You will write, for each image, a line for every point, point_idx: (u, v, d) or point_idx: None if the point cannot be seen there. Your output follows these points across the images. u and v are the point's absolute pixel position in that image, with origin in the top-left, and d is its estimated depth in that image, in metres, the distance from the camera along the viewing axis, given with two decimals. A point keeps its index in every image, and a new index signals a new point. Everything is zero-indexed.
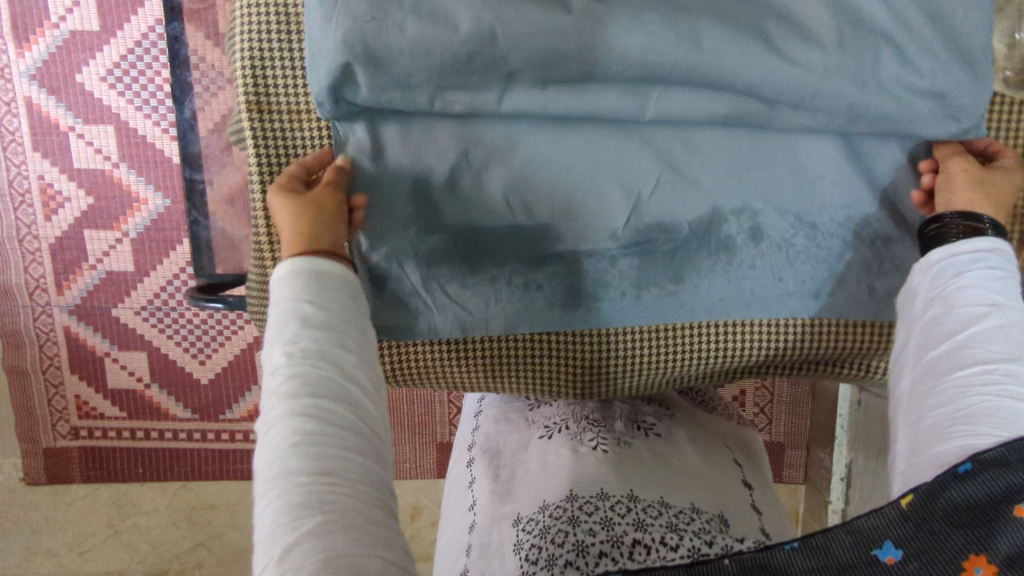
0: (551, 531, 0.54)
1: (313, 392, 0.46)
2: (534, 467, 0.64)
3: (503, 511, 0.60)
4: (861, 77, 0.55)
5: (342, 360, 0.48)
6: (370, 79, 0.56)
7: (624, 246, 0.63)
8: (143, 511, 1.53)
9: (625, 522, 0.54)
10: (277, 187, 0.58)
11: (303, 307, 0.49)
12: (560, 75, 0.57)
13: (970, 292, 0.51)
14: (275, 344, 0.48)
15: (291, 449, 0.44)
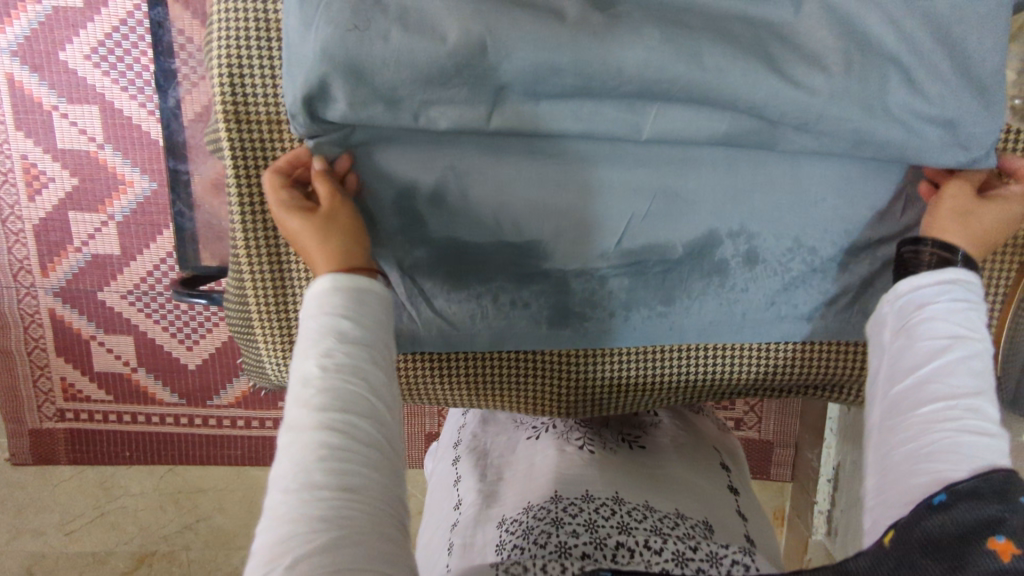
0: (534, 532, 0.53)
1: (343, 407, 0.44)
2: (520, 469, 0.64)
3: (487, 513, 0.59)
4: (868, 103, 0.53)
5: (373, 380, 0.46)
6: (350, 92, 0.54)
7: (614, 266, 0.62)
8: (130, 493, 1.53)
9: (609, 526, 0.52)
10: (283, 208, 0.56)
11: (339, 321, 0.47)
12: (555, 87, 0.55)
13: (938, 322, 0.49)
14: (308, 354, 0.46)
15: (317, 464, 0.42)
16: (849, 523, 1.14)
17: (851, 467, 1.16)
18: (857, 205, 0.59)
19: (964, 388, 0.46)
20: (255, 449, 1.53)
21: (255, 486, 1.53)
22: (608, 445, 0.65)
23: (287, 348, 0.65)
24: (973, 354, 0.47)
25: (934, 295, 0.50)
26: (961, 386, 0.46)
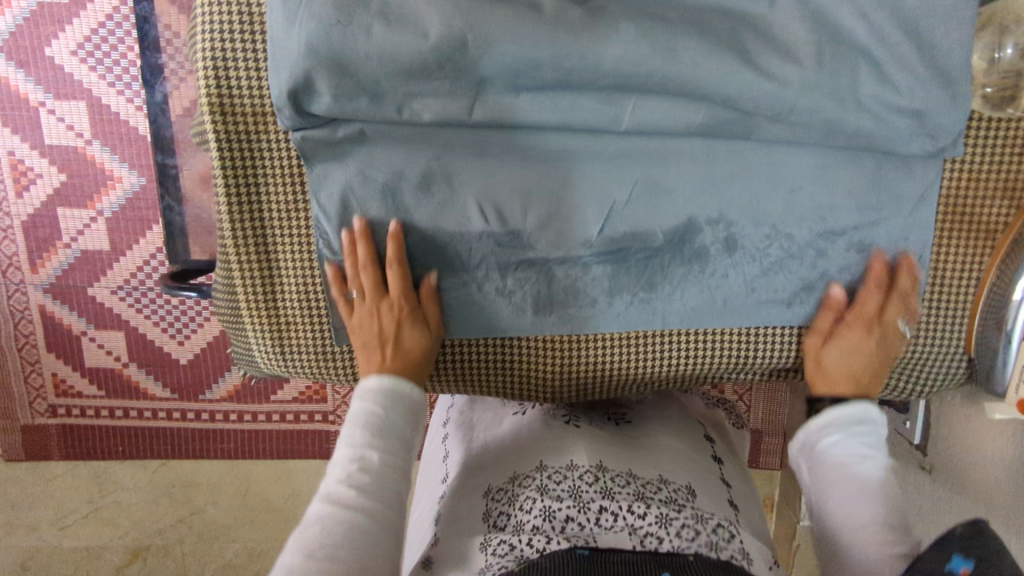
0: (514, 500, 0.58)
1: (372, 497, 0.54)
2: (500, 440, 0.68)
3: (472, 483, 0.63)
4: (839, 94, 0.54)
5: (397, 485, 0.57)
6: (334, 85, 0.55)
7: (597, 254, 0.63)
8: (124, 488, 1.54)
9: (593, 489, 0.57)
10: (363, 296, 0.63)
11: (380, 428, 0.58)
12: (534, 81, 0.55)
13: (837, 446, 0.57)
14: (349, 449, 0.57)
15: (338, 534, 0.51)
16: None
17: None
18: (836, 194, 0.60)
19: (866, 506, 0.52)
20: (246, 442, 1.53)
21: (248, 480, 1.53)
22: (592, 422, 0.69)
23: (275, 335, 0.67)
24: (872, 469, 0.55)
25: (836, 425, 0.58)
26: (867, 506, 0.52)
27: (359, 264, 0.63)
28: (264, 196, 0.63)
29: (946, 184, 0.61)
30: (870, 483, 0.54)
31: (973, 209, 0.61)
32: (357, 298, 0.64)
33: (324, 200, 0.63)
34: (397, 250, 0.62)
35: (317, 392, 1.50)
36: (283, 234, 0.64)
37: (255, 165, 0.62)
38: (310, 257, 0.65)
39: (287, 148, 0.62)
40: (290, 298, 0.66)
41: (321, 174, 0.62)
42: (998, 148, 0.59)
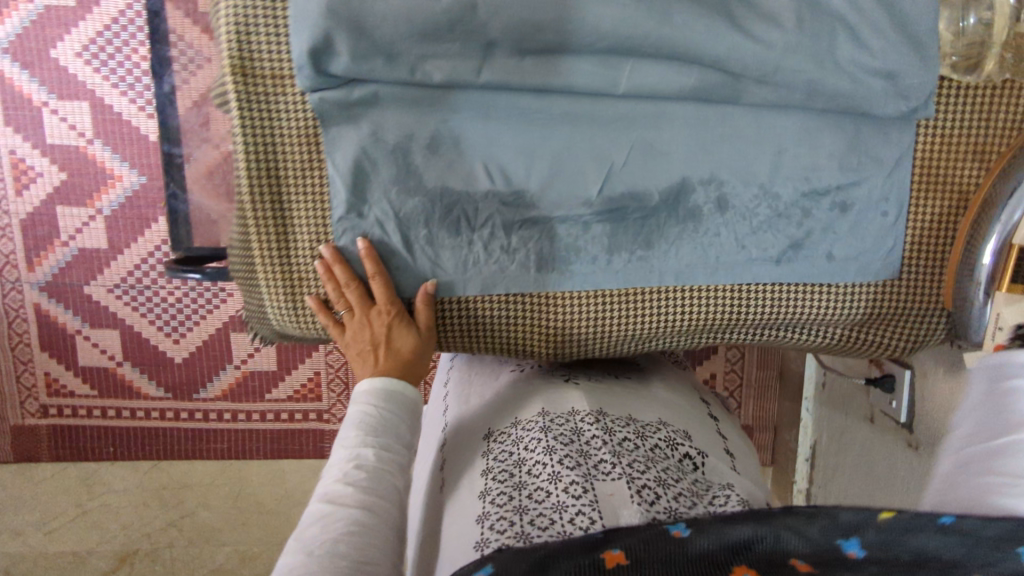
0: (525, 441, 0.70)
1: (367, 491, 0.60)
2: (506, 393, 0.81)
3: (476, 431, 0.76)
4: (819, 55, 0.58)
5: (392, 479, 0.62)
6: (350, 46, 0.59)
7: (596, 213, 0.67)
8: (113, 491, 1.52)
9: (594, 429, 0.69)
10: (350, 315, 0.68)
11: (373, 431, 0.64)
12: (537, 44, 0.60)
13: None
14: (346, 449, 0.62)
15: (337, 529, 0.56)
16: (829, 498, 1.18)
17: (828, 443, 1.18)
18: (826, 155, 0.64)
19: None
20: (242, 442, 1.53)
21: (241, 480, 1.53)
22: (591, 378, 0.81)
23: (289, 292, 0.69)
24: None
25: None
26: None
27: (340, 285, 0.67)
28: (281, 155, 0.66)
29: (919, 147, 0.64)
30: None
31: (946, 169, 0.65)
32: (344, 317, 0.68)
33: (338, 162, 0.66)
34: (374, 265, 0.67)
35: (311, 391, 1.51)
36: (298, 194, 0.67)
37: (272, 127, 0.65)
38: (324, 216, 0.68)
39: (303, 109, 0.65)
40: (304, 256, 0.69)
41: (336, 135, 0.65)
42: (965, 111, 0.63)
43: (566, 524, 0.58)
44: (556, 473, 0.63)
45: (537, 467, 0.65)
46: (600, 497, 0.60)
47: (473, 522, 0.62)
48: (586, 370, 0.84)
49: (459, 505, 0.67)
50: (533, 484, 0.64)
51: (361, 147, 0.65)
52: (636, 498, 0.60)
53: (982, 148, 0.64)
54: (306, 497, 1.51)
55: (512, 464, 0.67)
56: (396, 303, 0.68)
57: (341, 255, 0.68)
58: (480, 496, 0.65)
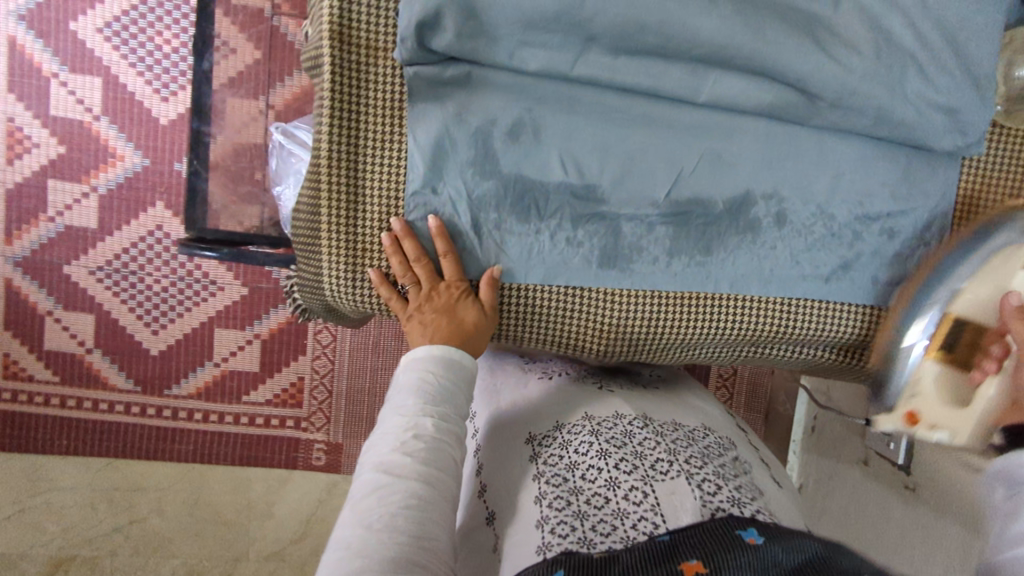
0: (575, 444, 0.65)
1: (427, 461, 0.56)
2: (542, 399, 0.75)
3: (515, 434, 0.71)
4: (891, 85, 0.64)
5: (449, 452, 0.58)
6: (458, 26, 0.61)
7: (663, 214, 0.69)
8: (61, 489, 1.41)
9: (645, 432, 0.65)
10: (416, 292, 0.68)
11: (432, 399, 0.60)
12: (635, 44, 0.63)
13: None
14: (404, 416, 0.58)
15: (396, 501, 0.52)
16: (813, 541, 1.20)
17: (815, 486, 1.22)
18: (879, 182, 0.69)
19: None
20: (209, 445, 1.45)
21: (202, 486, 1.44)
22: (624, 387, 0.80)
23: (350, 263, 0.69)
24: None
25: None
26: None
27: (408, 259, 0.67)
28: (363, 124, 0.67)
29: (961, 182, 0.71)
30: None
31: (978, 207, 0.72)
32: (409, 292, 0.68)
33: (420, 137, 0.66)
34: (445, 243, 0.67)
35: (292, 397, 1.46)
36: (374, 163, 0.67)
37: (360, 95, 0.66)
38: (397, 189, 0.68)
39: (393, 81, 0.66)
40: (370, 227, 0.68)
41: (421, 111, 0.66)
42: (996, 155, 0.71)
43: (627, 529, 0.53)
44: (614, 479, 0.58)
45: (592, 471, 0.61)
46: (661, 497, 0.55)
47: (533, 528, 0.56)
48: (616, 379, 0.81)
49: (512, 518, 0.61)
50: (589, 490, 0.59)
51: (444, 129, 0.66)
52: (696, 493, 0.55)
53: (1011, 189, 0.72)
54: (269, 509, 1.44)
55: (564, 468, 0.62)
56: (465, 283, 0.69)
57: (411, 230, 0.68)
58: (535, 501, 0.60)
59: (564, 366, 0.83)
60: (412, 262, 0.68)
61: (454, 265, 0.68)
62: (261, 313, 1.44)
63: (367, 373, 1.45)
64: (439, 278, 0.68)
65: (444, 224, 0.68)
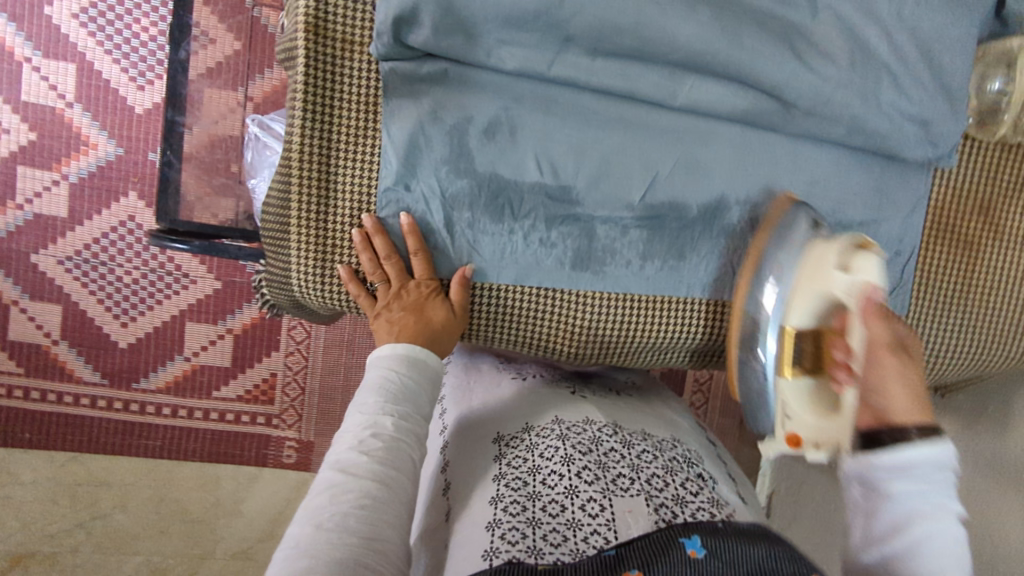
0: (541, 448, 0.63)
1: (383, 461, 0.55)
2: (512, 400, 0.74)
3: (481, 433, 0.70)
4: (866, 96, 0.64)
5: (409, 453, 0.58)
6: (435, 21, 0.61)
7: (637, 218, 0.69)
8: (21, 483, 1.38)
9: (612, 441, 0.64)
10: (382, 292, 0.67)
11: (393, 399, 0.60)
12: (614, 46, 0.63)
13: (914, 493, 0.46)
14: (364, 415, 0.58)
15: (348, 501, 0.52)
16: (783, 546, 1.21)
17: (786, 491, 1.22)
18: (853, 192, 0.69)
19: (939, 570, 0.44)
20: (176, 441, 1.43)
21: (168, 483, 1.42)
22: (596, 393, 0.79)
23: (319, 258, 0.68)
24: (955, 531, 0.45)
25: (912, 464, 0.47)
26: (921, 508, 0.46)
27: (379, 256, 0.67)
28: (336, 118, 0.66)
29: (934, 194, 0.71)
30: (952, 547, 0.45)
31: (952, 220, 0.72)
32: (378, 289, 0.67)
33: (394, 134, 0.66)
34: (416, 240, 0.67)
35: (264, 393, 1.43)
36: (346, 158, 0.66)
37: (334, 89, 0.65)
38: (370, 184, 0.67)
39: (368, 76, 0.66)
40: (340, 222, 0.67)
41: (396, 107, 0.65)
42: (969, 168, 0.71)
43: (578, 541, 0.54)
44: (573, 487, 0.57)
45: (552, 477, 0.59)
46: (617, 514, 0.55)
47: (482, 530, 0.56)
48: (590, 386, 0.81)
49: (465, 518, 0.60)
50: (546, 495, 0.58)
51: (419, 126, 0.65)
52: (652, 514, 0.56)
53: (984, 202, 0.72)
54: (236, 507, 1.41)
55: (526, 471, 0.61)
56: (435, 281, 0.68)
57: (383, 227, 0.67)
58: (490, 502, 0.59)
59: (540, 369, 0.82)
60: (381, 260, 0.67)
61: (424, 263, 0.68)
62: (233, 308, 1.42)
63: (340, 370, 1.43)
64: (409, 276, 0.68)
65: (416, 223, 0.67)
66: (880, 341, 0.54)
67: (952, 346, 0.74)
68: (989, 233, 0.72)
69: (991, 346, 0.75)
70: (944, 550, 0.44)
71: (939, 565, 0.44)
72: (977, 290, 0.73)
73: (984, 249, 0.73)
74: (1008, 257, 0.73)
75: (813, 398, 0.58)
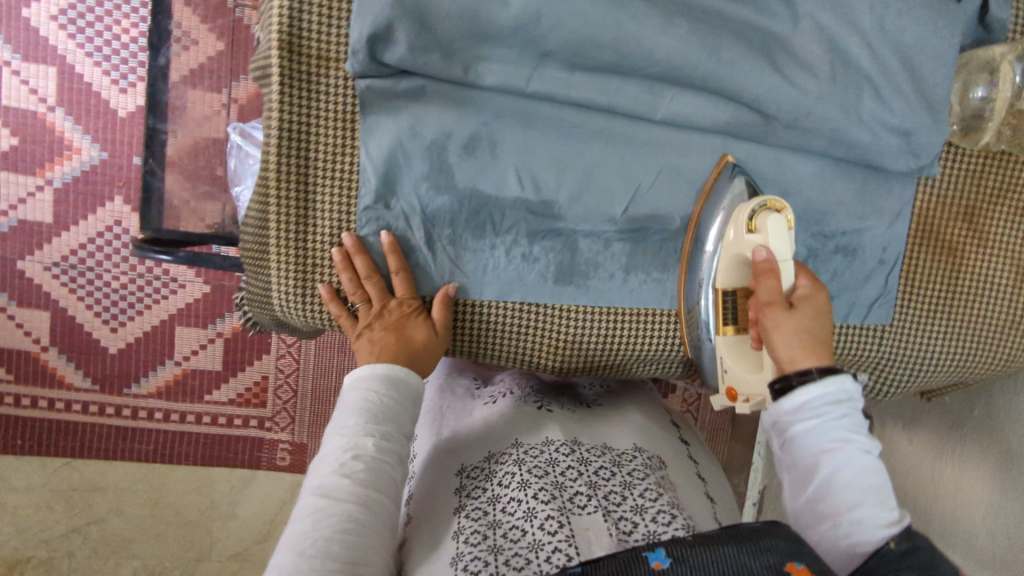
0: (500, 474, 0.66)
1: (365, 484, 0.55)
2: (481, 425, 0.77)
3: (448, 460, 0.72)
4: (846, 107, 0.64)
5: (390, 473, 0.57)
6: (411, 39, 0.60)
7: (620, 231, 0.69)
8: (15, 489, 1.38)
9: (569, 460, 0.67)
10: (365, 310, 0.66)
11: (371, 419, 0.59)
12: (591, 61, 0.62)
13: (818, 435, 0.51)
14: (343, 437, 0.57)
15: (329, 526, 0.51)
16: None
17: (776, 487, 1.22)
18: (838, 202, 0.69)
19: (854, 499, 0.49)
20: (168, 446, 1.43)
21: (163, 487, 1.42)
22: (565, 408, 0.81)
23: (299, 276, 0.67)
24: (861, 458, 0.50)
25: (811, 404, 0.52)
26: (830, 449, 0.50)
27: (359, 276, 0.66)
28: (313, 137, 0.65)
29: (918, 203, 0.71)
30: (861, 473, 0.49)
31: (937, 226, 0.71)
32: (359, 309, 0.67)
33: (372, 151, 0.65)
34: (396, 259, 0.66)
35: (256, 396, 1.44)
36: (325, 176, 0.66)
37: (310, 107, 0.64)
38: (349, 203, 0.66)
39: (345, 92, 0.65)
40: (320, 241, 0.67)
41: (374, 123, 0.64)
42: (954, 175, 0.71)
43: (541, 562, 0.55)
44: (531, 509, 0.59)
45: (512, 503, 0.62)
46: (577, 531, 0.57)
47: (445, 564, 0.58)
48: (559, 399, 0.83)
49: (430, 553, 0.62)
50: (507, 522, 0.60)
51: (398, 145, 0.65)
52: (612, 530, 0.58)
53: (969, 208, 0.71)
54: (232, 510, 1.42)
55: (486, 501, 0.64)
56: (417, 300, 0.67)
57: (363, 246, 0.67)
58: (453, 535, 0.61)
59: (509, 387, 0.84)
60: (364, 281, 0.66)
61: (407, 282, 0.67)
62: (223, 311, 1.41)
63: (333, 372, 1.43)
64: (391, 295, 0.67)
65: (397, 241, 0.67)
66: (770, 299, 0.57)
67: (935, 355, 0.74)
68: (974, 242, 0.72)
69: (976, 354, 0.74)
70: (854, 479, 0.49)
71: (853, 493, 0.49)
72: (961, 299, 0.73)
73: (969, 255, 0.72)
74: (994, 267, 0.72)
75: (745, 354, 0.63)
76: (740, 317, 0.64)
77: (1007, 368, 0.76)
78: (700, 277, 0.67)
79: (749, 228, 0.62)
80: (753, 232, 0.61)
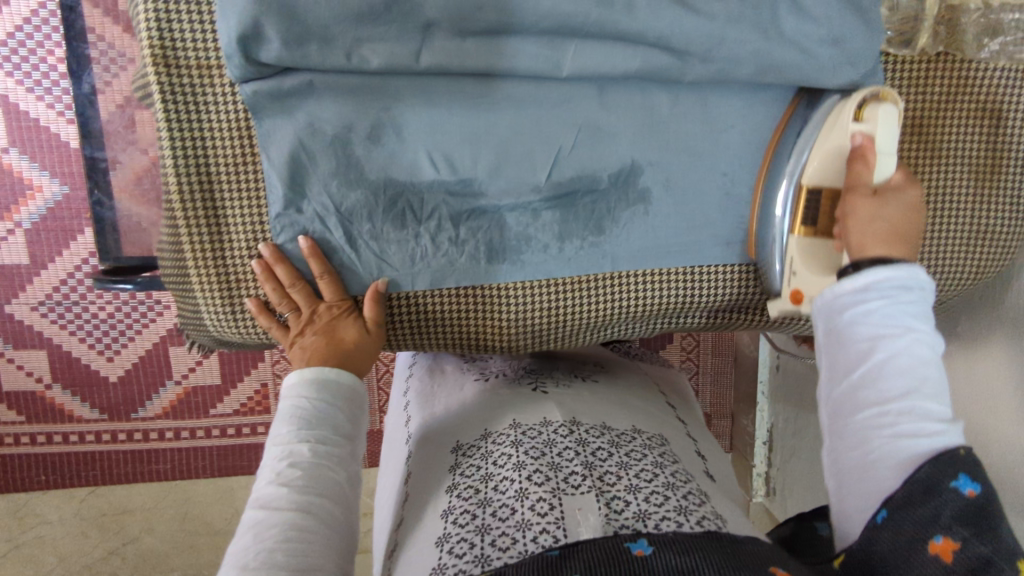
0: (495, 455, 0.64)
1: (306, 490, 0.54)
2: (471, 405, 0.75)
3: (443, 442, 0.71)
4: (763, 27, 0.60)
5: (333, 476, 0.56)
6: (281, 34, 0.55)
7: (545, 200, 0.65)
8: (48, 521, 1.42)
9: (567, 440, 0.64)
10: (291, 318, 0.65)
11: (303, 425, 0.58)
12: (478, 25, 0.58)
13: (880, 314, 0.49)
14: (279, 445, 0.56)
15: (271, 537, 0.50)
16: (787, 478, 1.19)
17: (784, 424, 1.19)
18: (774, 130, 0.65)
19: (904, 387, 0.47)
20: (185, 461, 1.46)
21: (188, 501, 1.45)
22: (560, 383, 0.77)
23: (223, 296, 0.66)
24: (920, 347, 0.48)
25: (878, 284, 0.50)
26: (888, 333, 0.48)
27: (283, 285, 0.64)
28: (210, 151, 0.62)
29: None
30: (918, 363, 0.48)
31: None
32: (289, 319, 0.65)
33: (273, 156, 0.62)
34: (319, 263, 0.64)
35: (260, 403, 1.45)
36: (230, 188, 0.63)
37: (200, 121, 0.61)
38: (260, 213, 0.64)
39: (234, 102, 0.62)
40: (238, 256, 0.65)
41: (270, 128, 0.61)
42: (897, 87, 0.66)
43: (526, 542, 0.53)
44: (523, 490, 0.57)
45: (504, 483, 0.60)
46: (566, 512, 0.54)
47: (433, 547, 0.57)
48: (553, 373, 0.80)
49: (419, 531, 0.62)
50: (497, 500, 0.58)
51: (300, 146, 0.61)
52: (602, 508, 0.55)
53: (915, 119, 0.67)
54: None
55: (478, 480, 0.62)
56: (346, 301, 0.66)
57: (284, 254, 0.65)
58: (442, 515, 0.60)
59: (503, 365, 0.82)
60: (286, 289, 0.64)
61: (331, 284, 0.65)
62: None
63: None
64: (318, 300, 0.65)
65: (319, 245, 0.65)
66: (857, 182, 0.59)
67: None
68: (927, 157, 0.67)
69: (942, 275, 0.70)
70: (909, 366, 0.47)
71: (905, 381, 0.47)
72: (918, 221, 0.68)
73: (923, 170, 0.67)
74: (951, 182, 0.68)
75: (821, 255, 0.62)
76: (822, 215, 0.63)
77: (974, 285, 0.73)
78: (783, 171, 0.66)
79: (856, 118, 0.61)
80: (860, 121, 0.61)
